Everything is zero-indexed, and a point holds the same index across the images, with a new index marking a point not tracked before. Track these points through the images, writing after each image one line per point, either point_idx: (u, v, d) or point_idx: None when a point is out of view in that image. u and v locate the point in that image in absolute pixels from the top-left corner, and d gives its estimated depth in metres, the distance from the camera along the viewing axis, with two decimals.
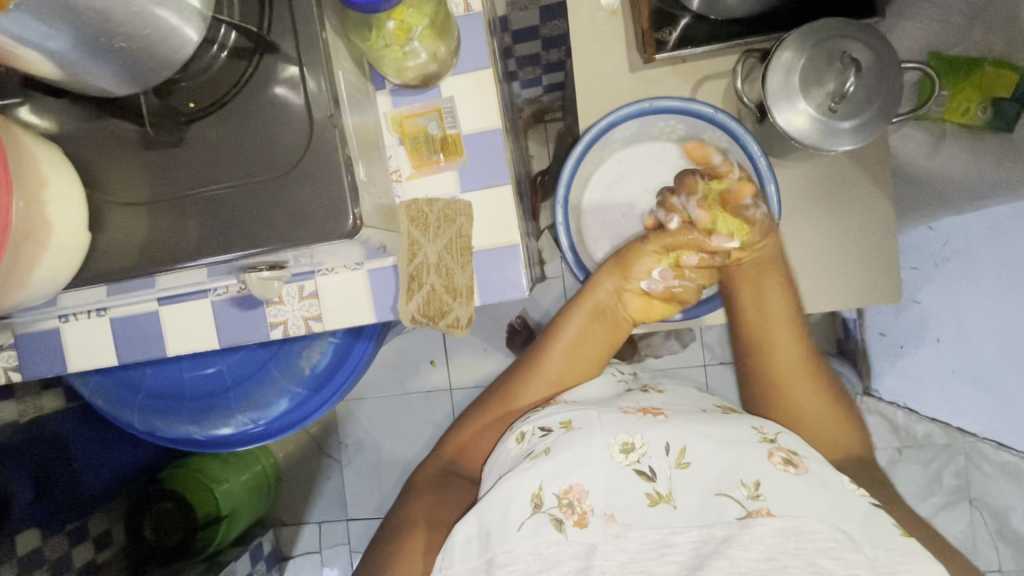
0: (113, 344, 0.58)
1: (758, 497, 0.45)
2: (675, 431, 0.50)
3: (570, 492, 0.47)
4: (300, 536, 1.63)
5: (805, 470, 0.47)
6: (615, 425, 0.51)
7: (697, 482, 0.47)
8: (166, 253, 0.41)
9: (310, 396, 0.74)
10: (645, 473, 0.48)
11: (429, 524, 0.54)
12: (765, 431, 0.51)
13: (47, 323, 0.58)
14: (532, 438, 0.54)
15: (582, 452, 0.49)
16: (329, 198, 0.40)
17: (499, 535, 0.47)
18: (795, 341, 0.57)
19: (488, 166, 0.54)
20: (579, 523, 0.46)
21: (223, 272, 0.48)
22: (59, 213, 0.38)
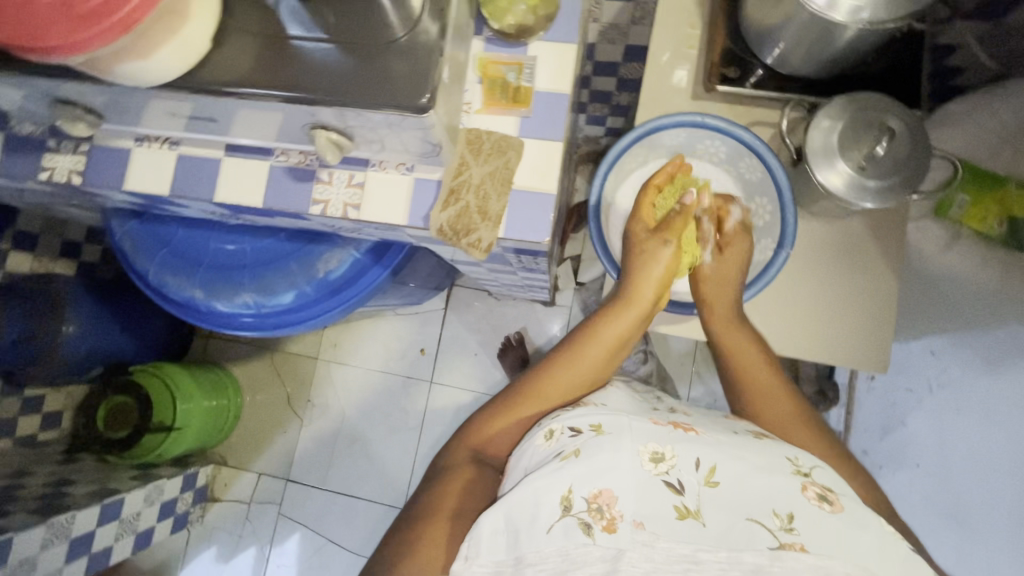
0: (171, 177, 0.63)
1: (791, 531, 0.51)
2: (705, 450, 0.57)
3: (599, 497, 0.54)
4: (236, 482, 1.57)
5: (839, 507, 0.53)
6: (645, 435, 0.59)
7: (725, 502, 0.54)
8: (264, 79, 0.47)
9: (315, 299, 0.78)
10: (674, 486, 0.55)
11: (454, 514, 0.60)
12: (799, 463, 0.58)
13: (122, 143, 0.64)
14: (561, 436, 0.59)
15: (611, 457, 0.56)
16: (417, 80, 0.47)
17: (529, 534, 0.53)
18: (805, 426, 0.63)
19: (547, 121, 0.60)
20: (607, 527, 0.53)
21: (298, 126, 0.54)
22: (197, 10, 0.45)
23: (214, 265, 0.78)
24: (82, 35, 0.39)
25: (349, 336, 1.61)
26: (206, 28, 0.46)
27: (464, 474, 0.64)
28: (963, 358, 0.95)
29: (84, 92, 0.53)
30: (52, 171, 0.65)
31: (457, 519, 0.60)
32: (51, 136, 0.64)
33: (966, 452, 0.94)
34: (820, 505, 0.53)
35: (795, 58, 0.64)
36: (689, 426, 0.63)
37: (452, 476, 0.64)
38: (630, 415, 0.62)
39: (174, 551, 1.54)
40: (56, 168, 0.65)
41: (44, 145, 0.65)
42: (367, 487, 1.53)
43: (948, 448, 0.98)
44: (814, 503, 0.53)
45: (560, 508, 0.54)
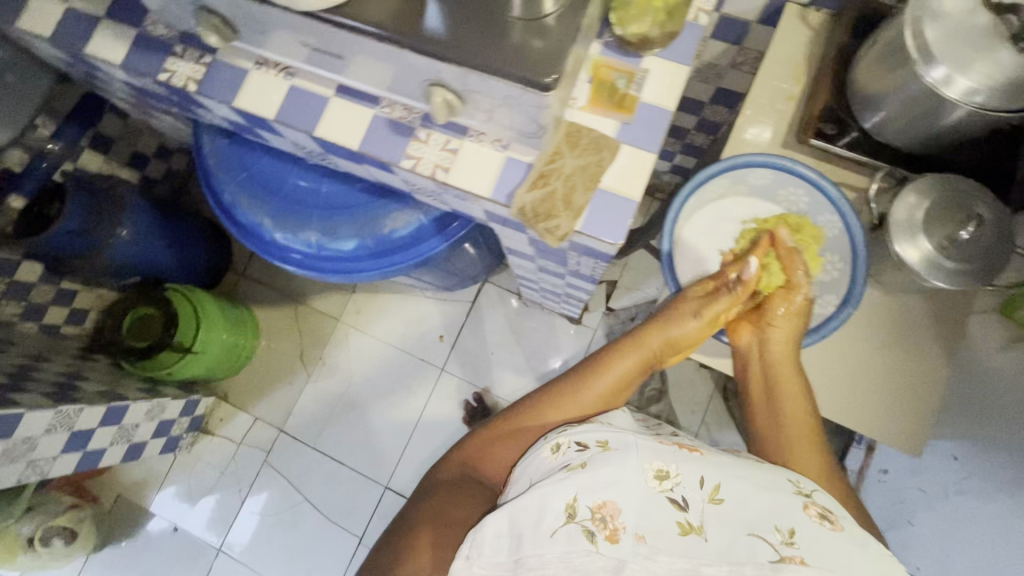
0: (279, 103, 0.66)
1: (791, 544, 0.56)
2: (708, 471, 0.64)
3: (603, 508, 0.61)
4: (232, 420, 1.57)
5: (839, 525, 0.59)
6: (650, 454, 0.66)
7: (727, 518, 0.60)
8: (404, 27, 0.50)
9: (373, 254, 0.80)
10: (677, 502, 0.62)
11: (441, 526, 0.70)
12: (802, 486, 0.64)
13: (242, 63, 0.67)
14: (567, 451, 0.68)
15: (617, 471, 0.63)
16: (548, 60, 0.49)
17: (532, 537, 0.61)
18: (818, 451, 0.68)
19: (646, 130, 0.61)
20: (610, 537, 0.59)
21: (415, 81, 0.56)
22: None
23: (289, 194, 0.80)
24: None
25: (374, 306, 1.62)
26: None
27: (457, 491, 0.75)
28: (989, 469, 0.92)
29: (231, 7, 0.56)
30: (170, 74, 0.68)
31: (446, 529, 0.70)
32: (180, 42, 0.68)
33: (976, 566, 0.90)
34: (821, 522, 0.58)
35: (895, 128, 0.65)
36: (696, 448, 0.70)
37: (447, 494, 0.75)
38: (636, 433, 0.70)
39: (157, 472, 1.55)
40: (175, 71, 0.68)
41: (171, 49, 0.68)
42: (356, 457, 1.53)
43: (955, 559, 0.95)
44: (818, 521, 0.58)
45: (564, 516, 0.61)
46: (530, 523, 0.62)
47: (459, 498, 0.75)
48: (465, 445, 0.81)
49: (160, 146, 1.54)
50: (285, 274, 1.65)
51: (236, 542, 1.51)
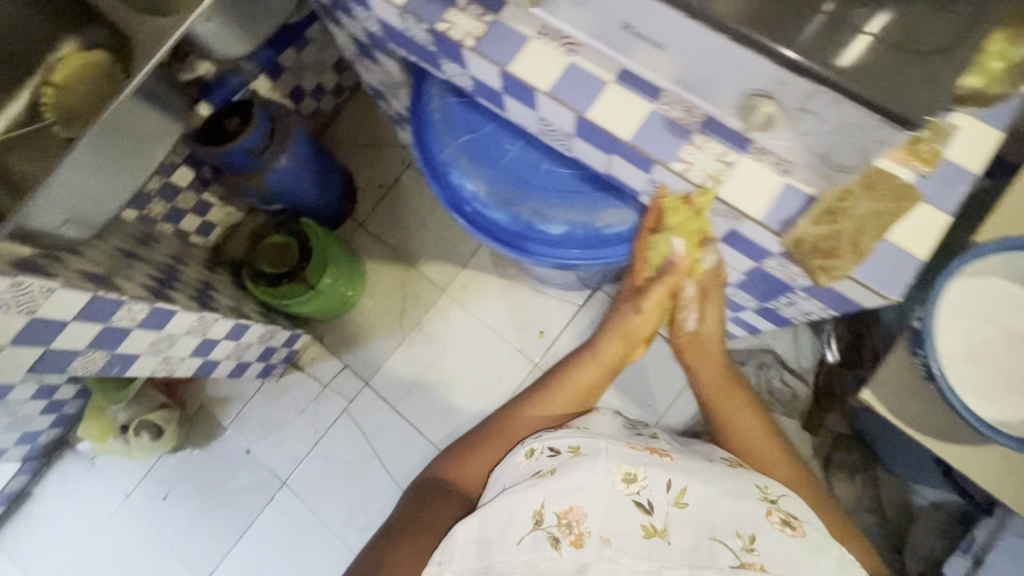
0: (554, 77, 0.65)
1: (751, 554, 0.75)
2: (677, 478, 0.84)
3: (570, 513, 0.79)
4: (323, 361, 1.60)
5: (797, 534, 0.77)
6: (619, 459, 0.85)
7: (690, 522, 0.80)
8: (770, 23, 0.47)
9: (578, 244, 0.80)
10: (643, 506, 0.81)
11: (416, 539, 0.86)
12: (768, 493, 0.84)
13: (524, 30, 0.67)
14: (540, 456, 0.89)
15: (586, 479, 0.82)
16: (926, 95, 0.45)
17: (502, 546, 0.79)
18: (780, 457, 0.94)
19: (945, 188, 0.58)
20: (574, 542, 0.78)
21: (735, 86, 0.54)
22: None
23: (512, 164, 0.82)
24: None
25: (481, 285, 1.62)
26: None
27: (434, 507, 0.91)
28: None
29: None
30: (447, 25, 0.68)
31: (426, 539, 0.87)
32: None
33: None
34: (781, 528, 0.77)
35: None
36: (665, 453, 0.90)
37: (423, 509, 0.91)
38: (609, 441, 0.88)
39: (240, 393, 1.59)
40: (454, 24, 0.68)
41: (454, 2, 0.69)
42: (433, 428, 1.54)
43: None
44: (779, 528, 0.78)
45: (534, 522, 0.79)
46: (500, 530, 0.80)
47: (437, 512, 0.90)
48: (445, 455, 0.99)
49: (319, 84, 1.58)
50: (402, 234, 1.67)
51: (302, 479, 1.54)
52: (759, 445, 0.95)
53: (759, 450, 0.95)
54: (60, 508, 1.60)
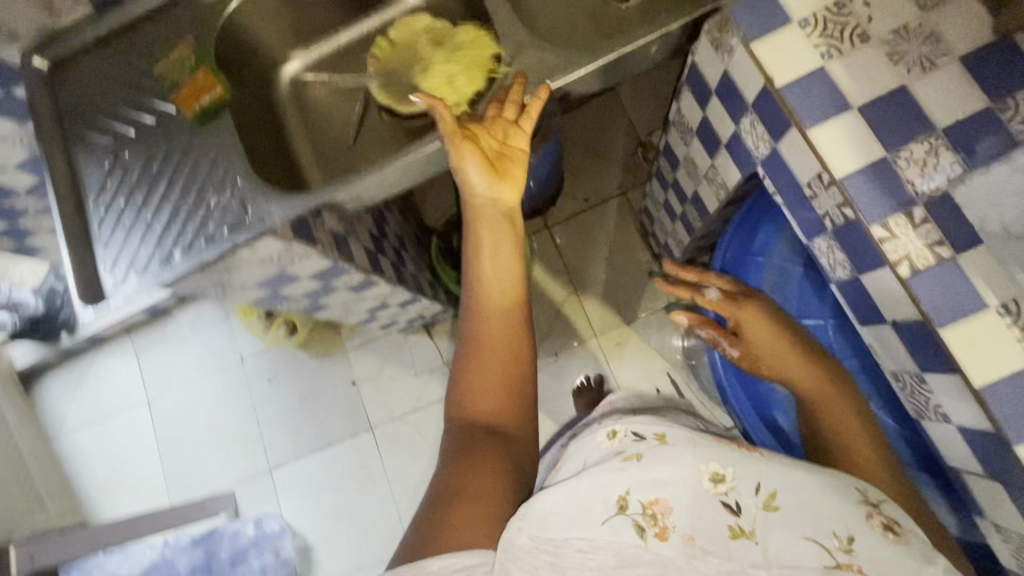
0: (997, 376, 0.49)
1: (849, 552, 0.49)
2: (769, 474, 0.54)
3: (655, 505, 0.52)
4: (453, 340, 1.58)
5: (905, 538, 0.49)
6: (710, 454, 0.55)
7: (784, 524, 0.51)
8: None
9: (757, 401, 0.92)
10: (730, 506, 0.53)
11: (469, 514, 0.48)
12: (870, 493, 0.54)
13: (987, 293, 0.50)
14: (623, 438, 0.60)
15: (671, 471, 0.54)
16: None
17: (585, 525, 0.51)
18: (855, 417, 0.60)
19: None
20: (659, 534, 0.50)
21: None
22: None
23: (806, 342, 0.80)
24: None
25: (636, 351, 1.50)
26: None
27: (489, 453, 0.52)
28: None
29: None
30: (886, 234, 0.53)
31: (470, 503, 0.48)
32: (926, 207, 0.53)
33: None
34: (883, 533, 0.49)
35: None
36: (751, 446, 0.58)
37: (465, 448, 0.53)
38: (695, 431, 0.59)
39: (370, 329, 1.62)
40: (896, 237, 0.53)
41: (908, 207, 0.53)
42: None
43: None
44: (877, 529, 0.50)
45: (613, 510, 0.52)
46: (579, 519, 0.51)
47: (491, 455, 0.52)
48: (456, 400, 0.58)
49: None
50: (583, 259, 1.55)
51: (388, 433, 1.57)
52: (856, 442, 0.59)
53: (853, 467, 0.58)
54: (186, 340, 1.74)
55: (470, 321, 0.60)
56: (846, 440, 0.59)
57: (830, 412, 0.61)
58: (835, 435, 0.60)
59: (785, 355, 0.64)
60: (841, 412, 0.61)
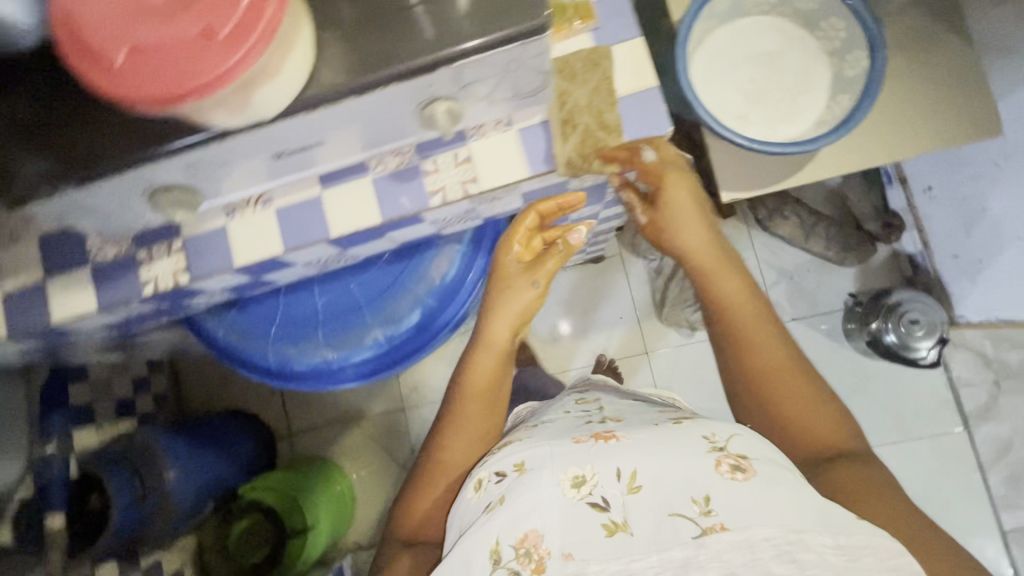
0: (279, 234, 0.60)
1: (710, 514, 0.53)
2: (627, 457, 0.59)
3: (526, 540, 0.56)
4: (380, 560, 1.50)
5: (751, 474, 0.55)
6: (567, 461, 0.61)
7: (649, 500, 0.56)
8: (376, 63, 0.45)
9: (438, 308, 0.75)
10: (598, 505, 0.57)
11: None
12: (716, 439, 0.60)
13: (214, 222, 0.61)
14: (488, 485, 0.63)
15: (534, 496, 0.58)
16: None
17: None
18: (803, 385, 0.66)
19: (620, 23, 0.59)
20: (535, 569, 0.54)
21: (405, 120, 0.53)
22: (296, 53, 0.42)
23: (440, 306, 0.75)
24: (120, 90, 0.37)
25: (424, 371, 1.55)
26: (302, 67, 0.43)
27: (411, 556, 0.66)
28: None
29: (191, 167, 0.50)
30: (154, 282, 0.62)
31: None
32: (140, 246, 0.61)
33: None
34: (731, 477, 0.55)
35: None
36: (613, 432, 0.65)
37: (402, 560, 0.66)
38: (552, 442, 0.65)
39: None
40: (157, 275, 0.61)
41: (135, 258, 0.61)
42: None
43: None
44: (728, 475, 0.56)
45: (492, 564, 0.56)
46: None
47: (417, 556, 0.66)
48: (401, 503, 0.73)
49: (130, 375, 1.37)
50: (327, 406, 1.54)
51: None
52: (769, 375, 0.67)
53: (798, 411, 0.65)
54: None
55: (446, 404, 0.74)
56: (774, 382, 0.67)
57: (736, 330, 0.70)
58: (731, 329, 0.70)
59: (688, 229, 0.75)
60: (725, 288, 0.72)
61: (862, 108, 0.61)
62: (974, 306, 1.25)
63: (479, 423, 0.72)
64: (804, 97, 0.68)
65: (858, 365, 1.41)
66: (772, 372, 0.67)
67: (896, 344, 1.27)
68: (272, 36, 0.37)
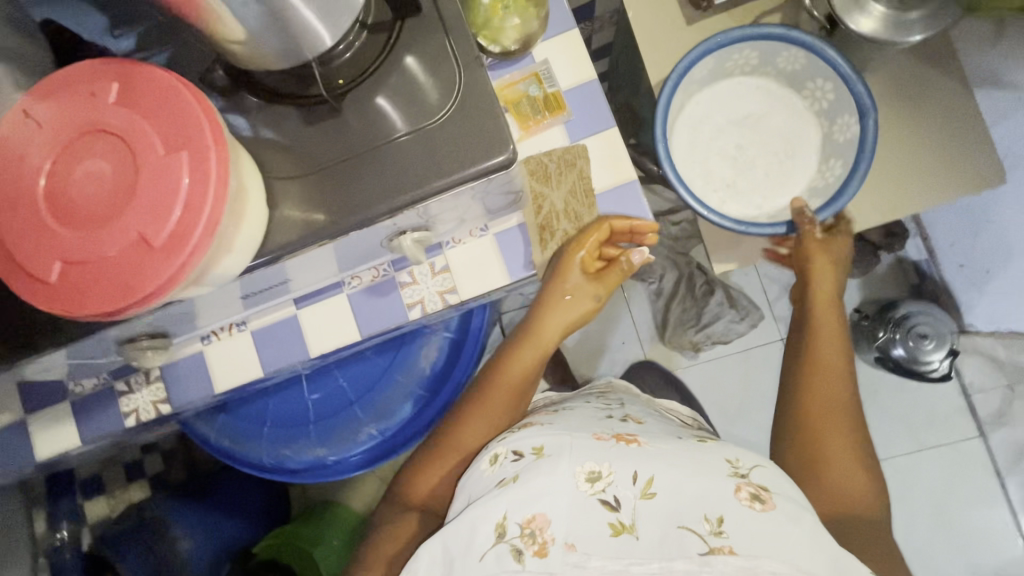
0: (258, 356, 0.59)
1: (721, 534, 0.46)
2: (644, 461, 0.52)
3: (533, 522, 0.48)
4: None
5: (772, 505, 0.48)
6: (585, 453, 0.53)
7: (660, 512, 0.49)
8: (339, 210, 0.43)
9: (431, 397, 0.74)
10: (609, 503, 0.50)
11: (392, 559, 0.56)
12: (739, 464, 0.53)
13: (191, 348, 0.59)
14: (503, 461, 0.55)
15: (547, 481, 0.50)
16: (492, 127, 0.43)
17: (461, 563, 0.49)
18: (852, 436, 0.59)
19: (593, 114, 0.56)
20: (539, 552, 0.47)
21: (376, 247, 0.51)
22: (245, 220, 0.40)
23: (430, 397, 0.74)
24: (60, 307, 0.34)
25: None
26: (257, 227, 0.41)
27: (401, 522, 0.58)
28: None
29: (153, 319, 0.48)
30: (136, 412, 0.61)
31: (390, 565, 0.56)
32: (117, 378, 0.60)
33: None
34: (750, 505, 0.48)
35: None
36: (635, 436, 0.57)
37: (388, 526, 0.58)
38: (573, 432, 0.57)
39: None
40: (138, 406, 0.60)
41: (114, 388, 0.60)
42: None
43: None
44: (747, 504, 0.48)
45: (494, 537, 0.49)
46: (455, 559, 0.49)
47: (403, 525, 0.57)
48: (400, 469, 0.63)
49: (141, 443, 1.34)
50: None
51: None
52: (830, 409, 0.61)
53: (839, 459, 0.58)
54: None
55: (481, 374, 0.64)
56: (826, 425, 0.60)
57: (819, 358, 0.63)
58: (813, 370, 0.63)
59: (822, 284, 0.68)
60: (831, 330, 0.65)
61: (851, 181, 0.62)
62: (983, 315, 1.21)
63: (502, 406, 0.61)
64: (790, 166, 0.70)
65: (866, 375, 1.39)
66: (827, 412, 0.60)
67: (905, 358, 1.23)
68: (210, 232, 0.34)
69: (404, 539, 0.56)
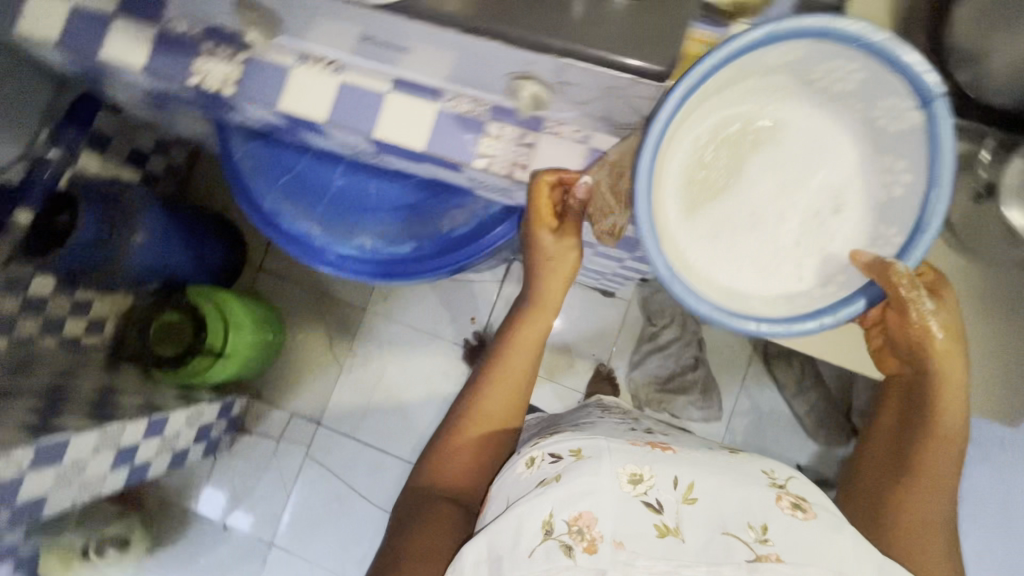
0: (330, 105, 0.60)
1: (765, 543, 0.64)
2: (684, 471, 0.70)
3: (580, 519, 0.65)
4: (268, 416, 1.57)
5: (810, 515, 0.67)
6: (625, 460, 0.71)
7: (698, 515, 0.67)
8: (502, 12, 0.44)
9: (432, 254, 0.76)
10: (654, 505, 0.67)
11: (437, 520, 0.73)
12: (775, 476, 0.74)
13: (281, 60, 0.60)
14: (541, 463, 0.73)
15: (592, 482, 0.67)
16: (668, 36, 0.44)
17: (510, 560, 0.63)
18: (938, 532, 0.72)
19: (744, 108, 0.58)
20: (589, 547, 0.63)
21: (493, 79, 0.52)
22: None
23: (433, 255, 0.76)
24: None
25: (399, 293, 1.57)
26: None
27: (433, 511, 0.73)
28: None
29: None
30: (199, 76, 0.62)
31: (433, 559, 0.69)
32: (208, 37, 0.61)
33: None
34: (793, 513, 0.67)
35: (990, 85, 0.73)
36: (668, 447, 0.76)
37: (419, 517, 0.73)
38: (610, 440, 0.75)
39: (197, 473, 1.56)
40: (207, 72, 0.62)
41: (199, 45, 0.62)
42: (396, 443, 1.54)
43: None
44: (791, 512, 0.67)
45: (542, 532, 0.65)
46: (508, 543, 0.64)
47: (437, 513, 0.73)
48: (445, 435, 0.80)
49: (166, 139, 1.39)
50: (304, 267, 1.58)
51: (286, 531, 1.54)
52: (923, 511, 0.72)
53: (928, 549, 0.71)
54: None
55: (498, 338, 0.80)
56: (916, 523, 0.72)
57: (928, 475, 0.72)
58: (923, 483, 0.72)
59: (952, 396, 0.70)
60: (941, 453, 0.71)
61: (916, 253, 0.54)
62: None
63: (514, 386, 0.79)
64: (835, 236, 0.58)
65: None
66: (923, 518, 0.72)
67: None
68: None
69: (447, 537, 0.71)
